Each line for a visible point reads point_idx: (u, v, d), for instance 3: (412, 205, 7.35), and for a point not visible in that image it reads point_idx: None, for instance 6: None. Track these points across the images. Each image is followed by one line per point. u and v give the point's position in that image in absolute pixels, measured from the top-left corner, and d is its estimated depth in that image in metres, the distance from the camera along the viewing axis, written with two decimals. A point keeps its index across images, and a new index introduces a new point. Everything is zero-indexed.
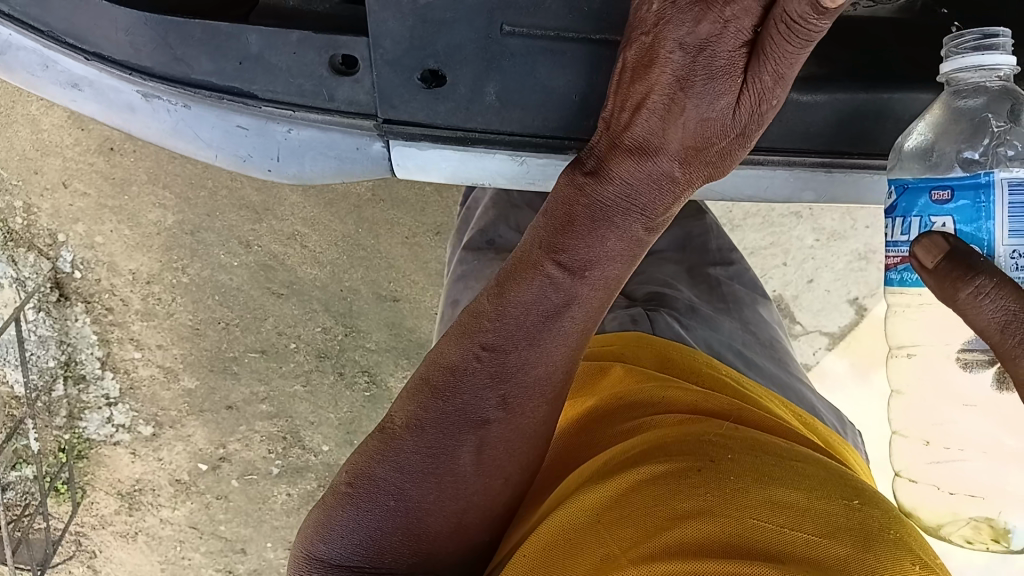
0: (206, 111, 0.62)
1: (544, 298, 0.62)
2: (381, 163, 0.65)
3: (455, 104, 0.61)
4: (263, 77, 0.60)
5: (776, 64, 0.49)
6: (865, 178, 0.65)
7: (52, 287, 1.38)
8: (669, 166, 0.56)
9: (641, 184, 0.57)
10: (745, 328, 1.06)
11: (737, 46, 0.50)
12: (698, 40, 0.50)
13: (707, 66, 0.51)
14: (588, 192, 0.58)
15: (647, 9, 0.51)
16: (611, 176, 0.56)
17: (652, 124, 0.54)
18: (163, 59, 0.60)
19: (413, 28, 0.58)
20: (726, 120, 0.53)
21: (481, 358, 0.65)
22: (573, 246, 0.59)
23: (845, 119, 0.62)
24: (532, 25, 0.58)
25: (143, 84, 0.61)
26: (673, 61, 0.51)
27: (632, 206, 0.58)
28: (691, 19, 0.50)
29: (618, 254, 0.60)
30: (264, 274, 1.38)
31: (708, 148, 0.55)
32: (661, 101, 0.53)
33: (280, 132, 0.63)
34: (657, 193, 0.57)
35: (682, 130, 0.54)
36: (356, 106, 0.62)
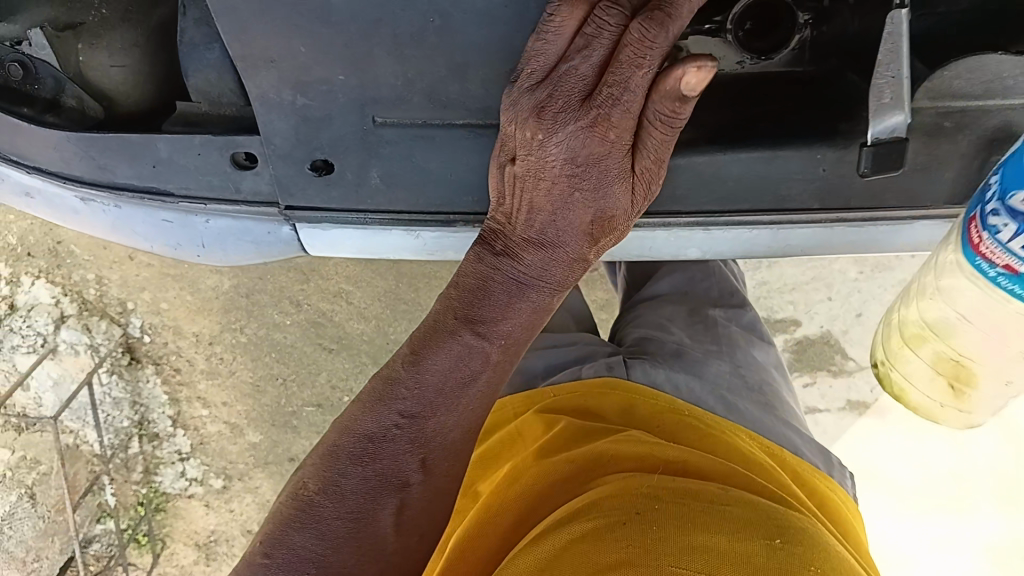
0: (135, 209, 0.70)
1: (466, 358, 0.67)
2: (293, 243, 0.72)
3: (345, 190, 0.67)
4: (176, 177, 0.68)
5: (654, 150, 0.57)
6: (747, 234, 0.66)
7: (123, 351, 1.48)
8: (579, 248, 0.64)
9: (549, 265, 0.65)
10: (735, 369, 1.03)
11: (622, 156, 0.57)
12: (587, 153, 0.57)
13: (599, 172, 0.58)
14: (502, 269, 0.65)
15: (526, 131, 0.57)
16: (523, 257, 0.64)
17: (557, 220, 0.62)
18: (89, 167, 0.68)
19: (297, 126, 0.64)
20: (625, 209, 0.61)
21: (403, 426, 0.68)
22: (490, 317, 0.66)
23: (707, 182, 0.64)
24: (401, 116, 0.63)
25: (78, 190, 0.69)
26: (563, 169, 0.58)
27: (545, 283, 0.66)
28: (579, 138, 0.56)
29: (528, 315, 0.67)
30: (315, 330, 1.42)
31: (603, 232, 0.63)
32: (561, 197, 0.60)
33: (199, 223, 0.70)
34: (563, 270, 0.65)
35: (584, 221, 0.61)
36: (260, 196, 0.68)
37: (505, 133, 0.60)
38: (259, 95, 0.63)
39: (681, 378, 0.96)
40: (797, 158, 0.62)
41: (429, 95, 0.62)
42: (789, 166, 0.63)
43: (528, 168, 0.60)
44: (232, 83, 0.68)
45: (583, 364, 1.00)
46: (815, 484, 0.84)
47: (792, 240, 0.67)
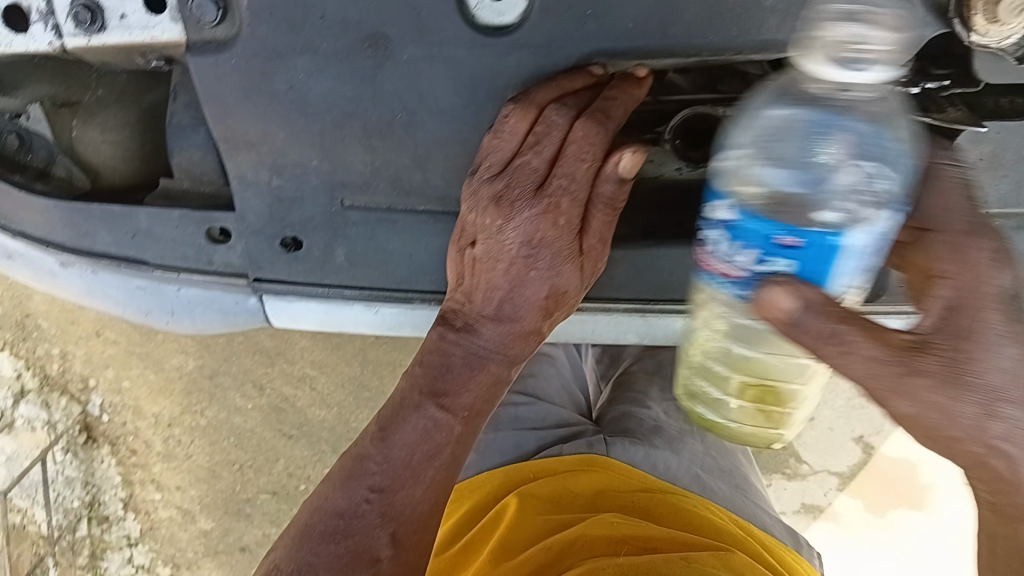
0: (111, 275, 0.74)
1: (436, 425, 0.67)
2: (258, 314, 0.76)
3: (312, 264, 0.72)
4: (153, 247, 0.73)
5: (599, 230, 0.63)
6: (679, 322, 0.72)
7: (80, 430, 1.47)
8: (534, 323, 0.66)
9: (507, 340, 0.67)
10: (708, 449, 1.03)
11: (571, 234, 0.62)
12: (541, 233, 0.62)
13: (552, 250, 0.62)
14: (462, 344, 0.67)
15: (484, 218, 0.62)
16: (482, 331, 0.66)
17: (514, 295, 0.64)
18: (71, 234, 0.73)
19: (271, 204, 0.70)
20: (575, 286, 0.65)
21: (372, 503, 0.67)
22: (452, 391, 0.67)
23: (643, 271, 0.70)
24: (367, 201, 0.69)
25: (59, 254, 0.74)
26: (520, 247, 0.62)
27: (502, 357, 0.67)
28: (533, 218, 0.61)
29: (475, 383, 0.68)
30: (276, 416, 1.43)
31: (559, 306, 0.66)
32: (518, 271, 0.63)
33: (171, 291, 0.74)
34: (521, 345, 0.68)
35: (540, 298, 0.64)
36: (230, 268, 0.73)
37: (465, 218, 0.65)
38: (237, 175, 0.69)
39: (657, 455, 0.98)
40: None
41: (393, 183, 0.68)
42: None
43: (489, 251, 0.64)
44: (214, 164, 0.74)
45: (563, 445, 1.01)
46: (785, 559, 0.86)
47: None
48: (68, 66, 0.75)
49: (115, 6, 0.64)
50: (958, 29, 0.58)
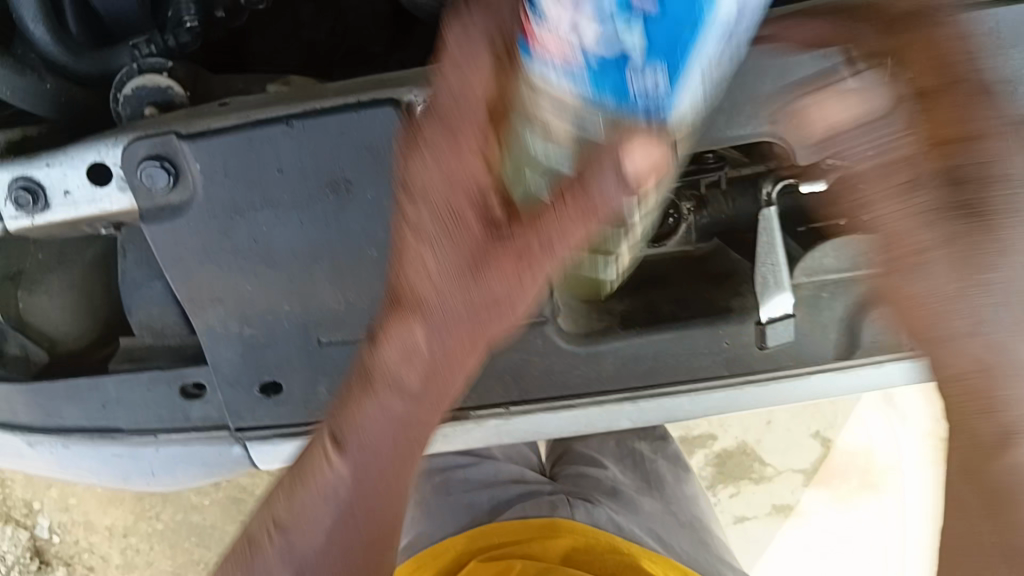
0: (84, 447, 0.71)
1: (381, 431, 0.51)
2: (243, 461, 0.74)
3: (293, 405, 0.71)
4: (126, 414, 0.70)
5: (549, 227, 0.43)
6: (670, 400, 0.73)
7: (31, 556, 1.31)
8: (432, 324, 0.48)
9: (438, 338, 0.48)
10: (667, 507, 1.07)
11: (488, 191, 0.45)
12: (449, 203, 0.45)
13: (456, 220, 0.45)
14: (366, 370, 0.50)
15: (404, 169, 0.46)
16: (384, 334, 0.49)
17: (414, 272, 0.47)
18: (38, 414, 0.70)
19: (244, 352, 0.68)
20: (490, 284, 0.46)
21: (309, 526, 0.53)
22: (350, 429, 0.51)
23: (629, 361, 0.70)
24: (343, 336, 0.68)
25: (26, 436, 0.71)
26: (422, 216, 0.46)
27: (402, 381, 0.50)
28: (440, 163, 0.45)
29: (413, 405, 0.51)
30: (236, 507, 1.29)
31: (510, 266, 0.45)
32: (415, 243, 0.46)
33: (150, 452, 0.71)
34: (457, 349, 0.49)
35: (441, 276, 0.46)
36: (210, 420, 0.71)
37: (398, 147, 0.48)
38: (206, 329, 0.67)
39: (619, 517, 0.99)
40: (702, 335, 0.70)
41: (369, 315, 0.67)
42: (697, 340, 0.70)
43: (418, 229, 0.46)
44: (173, 314, 0.71)
45: (525, 501, 1.02)
46: None
47: (707, 402, 0.74)
48: (9, 244, 0.71)
49: (57, 184, 0.63)
50: None
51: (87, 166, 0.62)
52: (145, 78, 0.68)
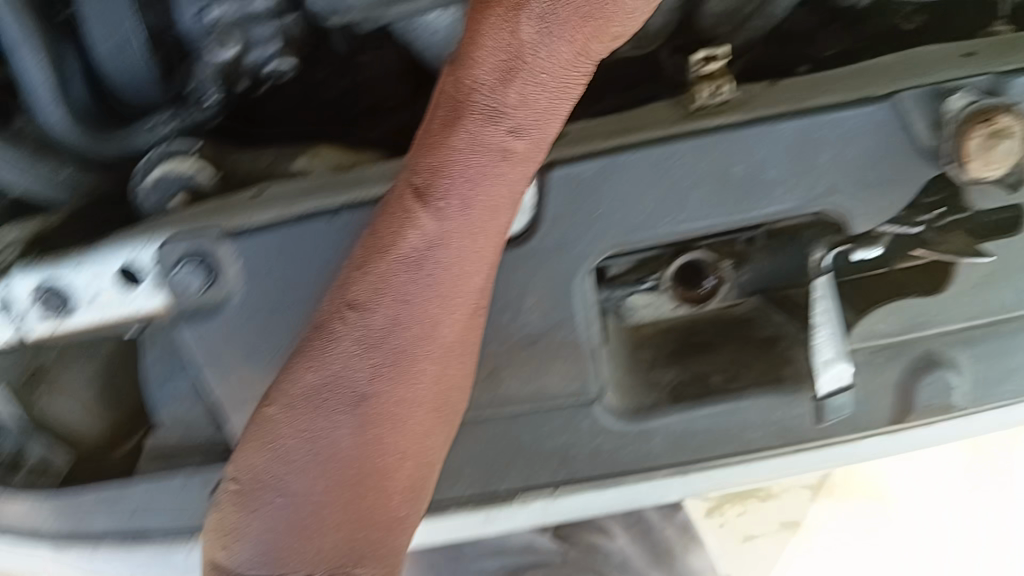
0: (109, 554, 0.67)
1: (428, 245, 0.50)
2: None
3: None
4: (157, 517, 0.66)
5: (562, 54, 0.50)
6: (722, 472, 0.69)
7: None
8: (496, 142, 0.51)
9: (540, 65, 0.50)
10: None
11: (542, 35, 0.49)
12: (513, 54, 0.49)
13: (521, 50, 0.49)
14: (400, 246, 0.50)
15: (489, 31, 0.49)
16: (441, 187, 0.50)
17: (488, 83, 0.50)
18: (67, 524, 0.68)
19: None
20: (507, 108, 0.50)
21: (310, 438, 0.49)
22: (371, 308, 0.50)
23: (680, 438, 0.68)
24: None
25: (47, 545, 0.68)
26: (492, 54, 0.49)
27: (437, 281, 0.51)
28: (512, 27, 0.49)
29: (488, 152, 0.51)
30: None
31: (576, 11, 0.48)
32: (485, 77, 0.50)
33: (181, 557, 0.67)
34: (549, 77, 0.50)
35: (490, 97, 0.50)
36: None
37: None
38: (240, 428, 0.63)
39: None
40: (754, 406, 0.68)
41: None
42: (750, 413, 0.68)
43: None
44: (202, 410, 0.68)
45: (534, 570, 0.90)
46: None
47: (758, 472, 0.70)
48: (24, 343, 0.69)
49: (83, 289, 0.61)
50: (949, 173, 0.60)
51: (117, 266, 0.60)
52: (172, 162, 0.67)
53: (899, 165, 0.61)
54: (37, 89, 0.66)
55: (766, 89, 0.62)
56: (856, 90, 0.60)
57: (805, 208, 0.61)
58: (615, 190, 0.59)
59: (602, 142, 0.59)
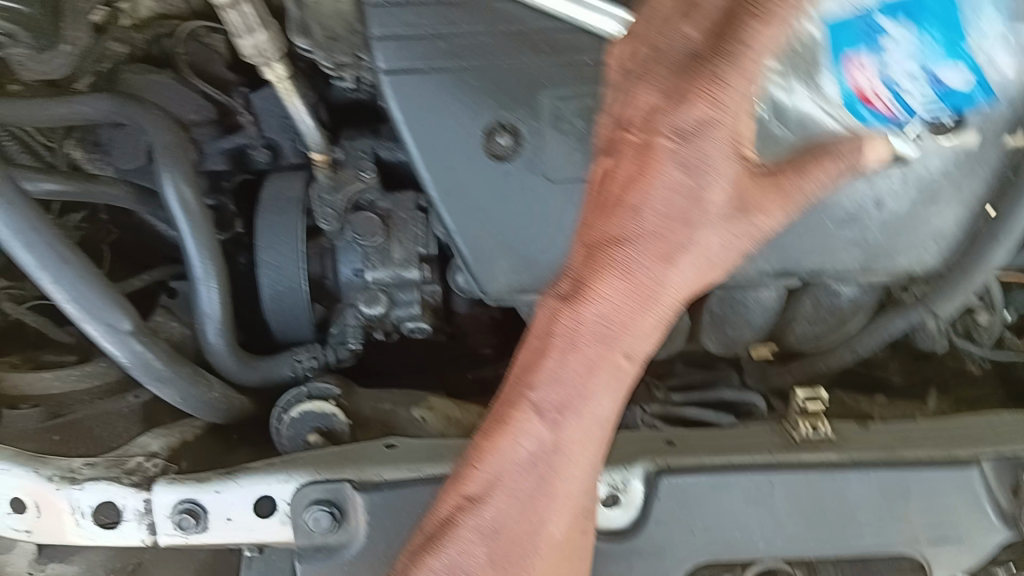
0: None
1: (534, 455, 0.58)
2: None
3: None
4: None
5: (698, 257, 0.54)
6: None
7: None
8: (607, 358, 0.56)
9: (658, 301, 0.55)
10: None
11: (690, 206, 0.52)
12: (652, 265, 0.53)
13: (655, 259, 0.53)
14: (513, 451, 0.58)
15: (608, 255, 0.54)
16: (552, 405, 0.57)
17: (611, 304, 0.54)
18: None
19: None
20: (647, 312, 0.55)
21: None
22: (490, 503, 0.59)
23: None
24: None
25: None
26: (619, 273, 0.54)
27: (542, 474, 0.58)
28: (654, 236, 0.53)
29: (583, 368, 0.56)
30: None
31: (677, 252, 0.53)
32: (608, 296, 0.54)
33: None
34: (661, 313, 0.55)
35: (611, 308, 0.54)
36: None
37: (609, 145, 0.55)
38: None
39: None
40: None
41: None
42: None
43: (596, 237, 0.55)
44: None
45: None
46: None
47: None
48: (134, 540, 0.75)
49: (219, 510, 0.68)
50: None
51: (255, 499, 0.68)
52: (314, 403, 0.76)
53: (981, 525, 0.66)
54: (205, 317, 0.77)
55: (862, 433, 0.70)
56: (943, 451, 0.67)
57: (895, 552, 0.66)
58: (717, 497, 0.65)
59: (709, 459, 0.66)
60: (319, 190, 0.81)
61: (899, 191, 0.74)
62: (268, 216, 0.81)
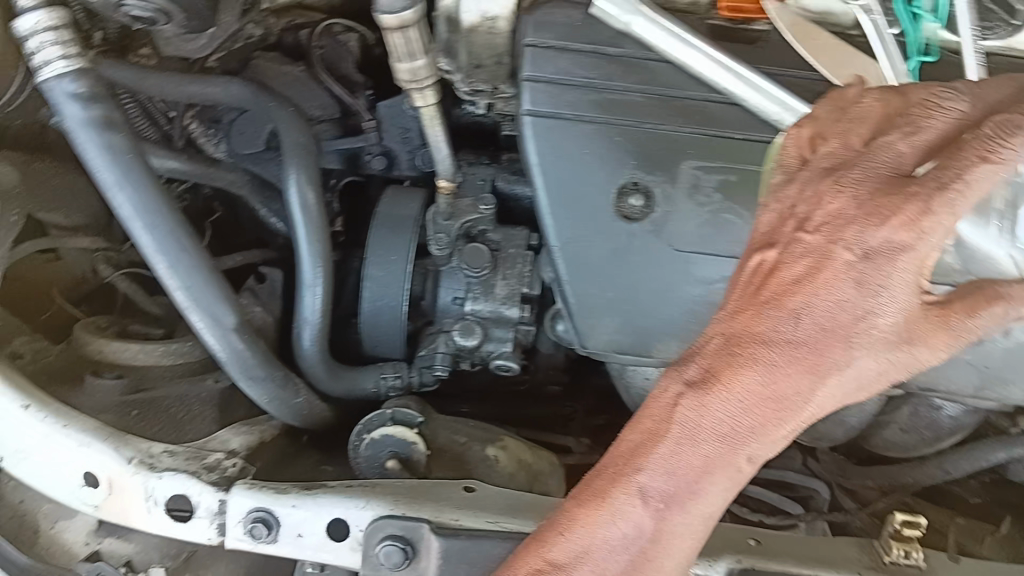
0: None
1: (628, 538, 0.54)
2: None
3: None
4: None
5: (846, 377, 0.51)
6: None
7: None
8: (728, 453, 0.53)
9: (792, 409, 0.52)
10: None
11: (851, 319, 0.50)
12: (795, 371, 0.51)
13: (802, 365, 0.51)
14: (607, 527, 0.55)
15: (753, 346, 0.52)
16: (659, 488, 0.54)
17: (745, 400, 0.52)
18: None
19: None
20: (780, 418, 0.52)
21: None
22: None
23: None
24: None
25: None
26: (761, 368, 0.51)
27: (630, 559, 0.55)
28: (805, 343, 0.51)
29: (701, 460, 0.53)
30: None
31: (824, 365, 0.50)
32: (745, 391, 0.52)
33: None
34: (792, 422, 0.52)
35: (745, 404, 0.52)
36: None
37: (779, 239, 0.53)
38: None
39: None
40: None
41: None
42: None
43: (738, 328, 0.53)
44: None
45: None
46: None
47: None
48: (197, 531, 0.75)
49: (292, 525, 0.68)
50: None
51: (330, 521, 0.67)
52: (395, 429, 0.75)
53: None
54: (305, 322, 0.77)
55: (952, 565, 0.70)
56: None
57: None
58: None
59: (799, 568, 0.66)
60: (435, 216, 0.80)
61: None
62: (380, 231, 0.81)
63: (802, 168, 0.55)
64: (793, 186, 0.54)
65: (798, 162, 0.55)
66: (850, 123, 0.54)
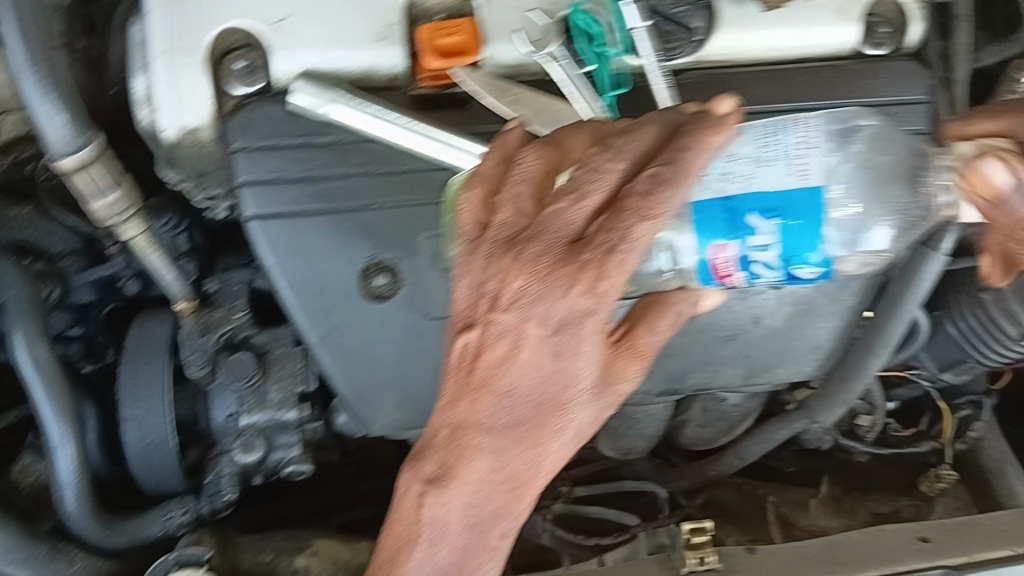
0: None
1: None
2: None
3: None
4: None
5: (565, 438, 0.54)
6: None
7: None
8: (479, 528, 0.56)
9: (524, 480, 0.54)
10: None
11: (549, 392, 0.52)
12: (512, 449, 0.53)
13: (520, 442, 0.53)
14: None
15: (470, 436, 0.53)
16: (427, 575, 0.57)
17: (477, 484, 0.54)
18: None
19: None
20: (514, 490, 0.54)
21: None
22: None
23: None
24: None
25: None
26: (482, 453, 0.53)
27: None
28: (514, 424, 0.52)
29: (457, 547, 0.56)
30: None
31: (539, 437, 0.53)
32: (476, 476, 0.54)
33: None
34: (527, 491, 0.55)
35: (479, 487, 0.54)
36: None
37: (471, 316, 0.53)
38: None
39: None
40: None
41: None
42: None
43: (457, 420, 0.53)
44: None
45: None
46: None
47: None
48: None
49: None
50: None
51: None
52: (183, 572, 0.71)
53: None
54: (63, 485, 0.72)
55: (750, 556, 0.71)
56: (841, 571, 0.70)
57: None
58: None
59: None
60: (188, 336, 0.77)
61: (774, 310, 0.73)
62: (129, 368, 0.76)
63: (483, 240, 0.52)
64: (477, 258, 0.52)
65: (477, 227, 0.53)
66: (521, 181, 0.52)
